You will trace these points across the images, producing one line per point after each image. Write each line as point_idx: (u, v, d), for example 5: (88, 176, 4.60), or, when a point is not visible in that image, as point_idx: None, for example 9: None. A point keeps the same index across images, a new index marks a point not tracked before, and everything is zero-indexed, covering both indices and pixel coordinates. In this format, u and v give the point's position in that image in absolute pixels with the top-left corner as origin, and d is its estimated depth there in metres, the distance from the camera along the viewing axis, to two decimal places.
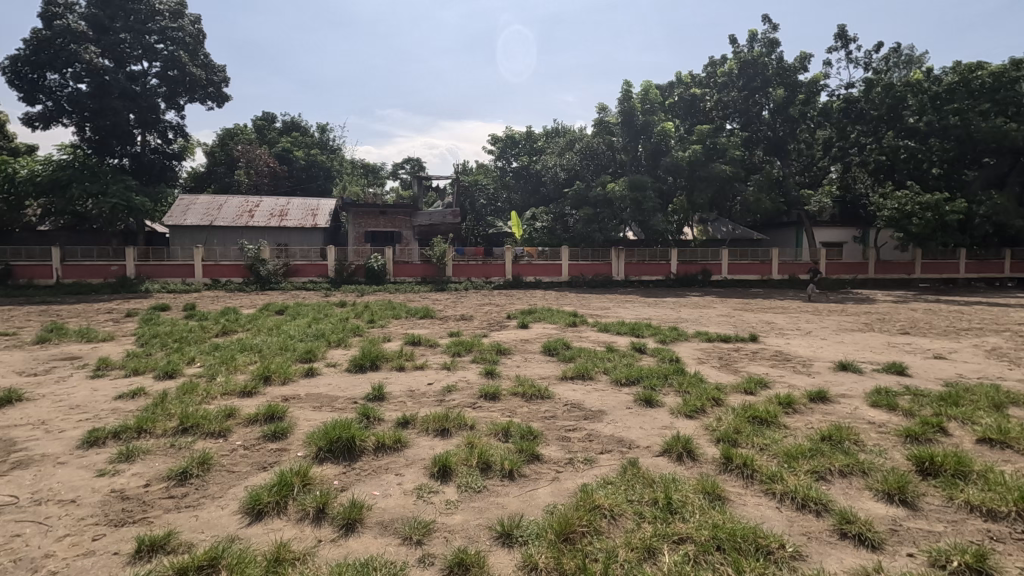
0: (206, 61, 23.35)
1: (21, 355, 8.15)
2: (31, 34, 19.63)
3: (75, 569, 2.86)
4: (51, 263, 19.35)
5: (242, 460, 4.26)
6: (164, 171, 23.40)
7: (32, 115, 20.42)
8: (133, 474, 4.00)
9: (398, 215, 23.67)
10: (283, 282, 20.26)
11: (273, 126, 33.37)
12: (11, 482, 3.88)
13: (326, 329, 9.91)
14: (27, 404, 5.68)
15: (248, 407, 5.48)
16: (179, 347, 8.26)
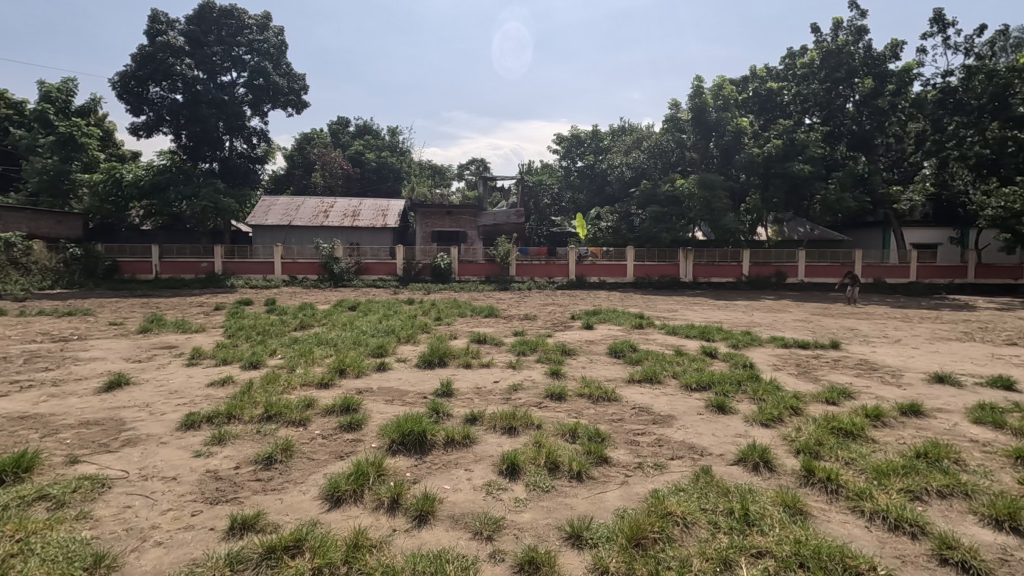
0: (288, 70, 24.73)
1: (127, 343, 8.97)
2: (136, 50, 21.51)
3: (178, 542, 3.10)
4: (150, 259, 21.14)
5: (321, 449, 4.48)
6: (248, 174, 25.05)
7: (137, 125, 22.37)
8: (224, 457, 4.30)
9: (464, 215, 24.06)
10: (355, 280, 21.24)
11: (347, 130, 34.76)
12: (122, 458, 4.27)
13: (396, 325, 10.25)
14: (133, 388, 6.24)
15: (326, 399, 5.76)
16: (262, 340, 8.79)
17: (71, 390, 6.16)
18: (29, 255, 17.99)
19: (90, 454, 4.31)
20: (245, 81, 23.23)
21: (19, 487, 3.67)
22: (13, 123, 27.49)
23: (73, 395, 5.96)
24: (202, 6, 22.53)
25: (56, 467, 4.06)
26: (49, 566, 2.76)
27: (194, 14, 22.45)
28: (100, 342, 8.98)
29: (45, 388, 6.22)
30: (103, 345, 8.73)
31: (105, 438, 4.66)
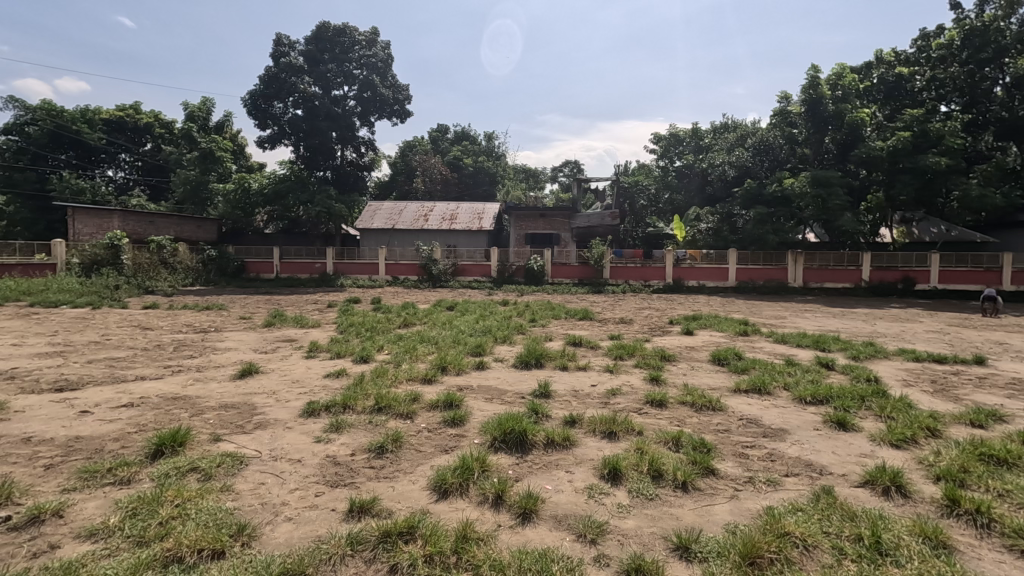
0: (393, 81, 26.12)
1: (255, 335, 9.96)
2: (264, 71, 23.77)
3: (305, 519, 3.39)
4: (272, 260, 23.30)
5: (427, 442, 4.69)
6: (357, 182, 26.71)
7: (263, 139, 24.69)
8: (342, 444, 4.63)
9: (558, 217, 24.11)
10: (451, 281, 21.99)
11: (446, 136, 36.10)
12: (255, 439, 4.73)
13: (492, 326, 10.48)
14: (262, 376, 6.91)
15: (430, 394, 6.02)
16: (371, 336, 9.38)
17: (212, 375, 6.94)
18: (175, 256, 20.36)
19: (229, 433, 4.82)
20: (355, 95, 24.90)
21: (175, 458, 4.19)
22: (166, 140, 31.48)
23: (214, 380, 6.71)
24: (319, 27, 24.44)
25: (203, 443, 4.59)
26: (203, 529, 3.13)
27: (312, 34, 24.39)
28: (234, 334, 10.03)
29: (192, 373, 7.06)
30: (235, 337, 9.74)
31: (241, 420, 5.20)
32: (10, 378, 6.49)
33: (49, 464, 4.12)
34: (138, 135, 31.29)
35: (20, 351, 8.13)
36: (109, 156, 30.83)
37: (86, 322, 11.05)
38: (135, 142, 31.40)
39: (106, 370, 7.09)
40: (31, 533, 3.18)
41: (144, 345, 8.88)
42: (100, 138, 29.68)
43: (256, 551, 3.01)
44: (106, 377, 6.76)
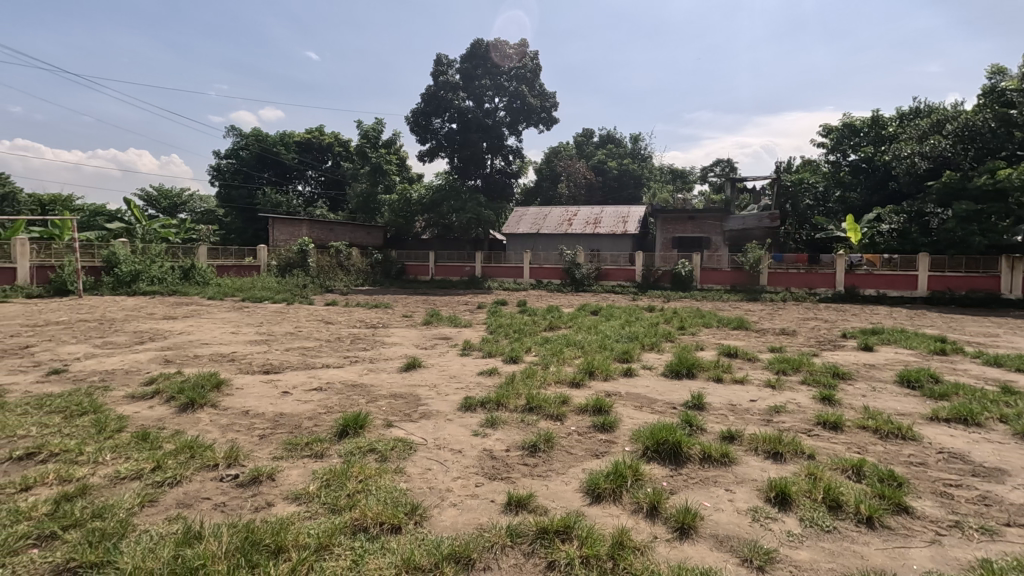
0: (541, 90, 26.81)
1: (416, 332, 10.88)
2: (425, 90, 25.89)
3: (468, 506, 3.62)
4: (428, 263, 25.27)
5: (578, 445, 4.74)
6: (505, 189, 27.87)
7: (423, 152, 26.88)
8: (497, 439, 4.87)
9: (708, 220, 22.83)
10: (594, 285, 21.94)
11: (591, 140, 36.13)
12: (421, 427, 5.18)
13: (639, 332, 10.24)
14: (423, 370, 7.53)
15: (578, 398, 6.07)
16: (519, 337, 9.73)
17: (383, 367, 7.73)
18: (349, 259, 22.89)
19: (399, 421, 5.34)
20: (505, 106, 26.06)
21: (357, 439, 4.75)
22: (343, 157, 35.76)
23: (384, 371, 7.47)
24: (474, 45, 25.99)
25: (379, 427, 5.14)
26: (382, 505, 3.50)
27: (467, 52, 26.02)
28: (398, 330, 11.07)
29: (366, 364, 7.94)
30: (400, 333, 10.75)
31: (408, 409, 5.71)
32: (233, 360, 7.89)
33: (262, 434, 4.92)
34: (321, 153, 35.94)
35: (237, 339, 9.83)
36: (299, 173, 35.81)
37: (283, 316, 12.99)
38: (320, 160, 36.10)
39: (300, 358, 8.26)
40: (253, 490, 3.82)
41: (327, 337, 10.19)
42: (293, 158, 34.64)
43: (427, 531, 3.28)
44: (300, 364, 7.90)
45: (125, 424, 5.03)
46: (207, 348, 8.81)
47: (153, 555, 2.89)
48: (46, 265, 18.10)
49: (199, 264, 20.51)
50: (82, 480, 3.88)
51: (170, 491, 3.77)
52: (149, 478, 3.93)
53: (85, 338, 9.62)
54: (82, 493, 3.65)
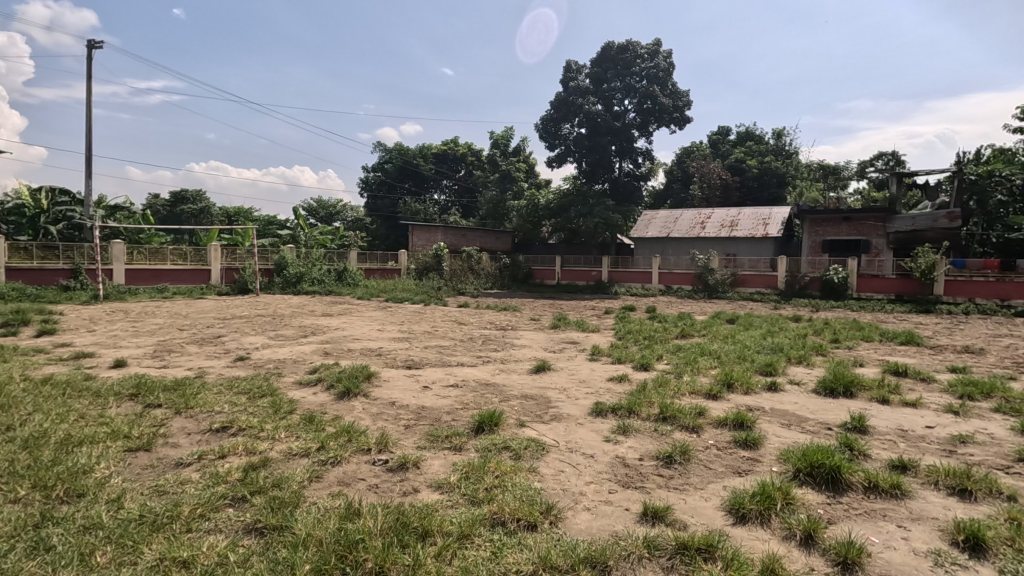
0: (674, 89, 25.89)
1: (543, 336, 11.04)
2: (555, 97, 26.22)
3: (602, 512, 3.59)
4: (554, 267, 25.72)
5: (717, 460, 4.47)
6: (633, 192, 27.29)
7: (551, 158, 27.23)
8: (629, 447, 4.78)
9: (868, 221, 20.36)
10: (730, 291, 20.63)
11: (727, 139, 33.91)
12: (552, 429, 5.24)
13: (783, 343, 9.41)
14: (553, 372, 7.62)
15: (717, 410, 5.73)
16: (649, 344, 9.45)
17: (513, 368, 7.96)
18: (479, 263, 23.88)
19: (531, 421, 5.45)
20: (636, 107, 25.53)
21: (492, 436, 4.93)
22: (475, 166, 37.36)
23: (516, 372, 7.70)
24: (604, 48, 25.81)
25: (511, 426, 5.30)
26: (518, 502, 3.59)
27: (598, 56, 25.92)
28: (527, 333, 11.32)
29: (497, 364, 8.23)
30: (529, 336, 10.99)
31: (539, 411, 5.81)
32: (380, 355, 8.64)
33: (408, 424, 5.31)
34: (455, 163, 37.98)
35: (383, 335, 10.74)
36: (435, 183, 38.17)
37: (422, 316, 13.93)
38: (454, 170, 38.17)
39: (438, 356, 8.80)
40: (401, 475, 4.14)
41: (461, 336, 10.74)
42: (431, 169, 37.09)
43: (562, 532, 3.31)
44: (437, 360, 8.42)
45: (295, 407, 5.72)
46: (359, 343, 9.75)
47: (322, 525, 3.25)
48: (233, 267, 21.26)
49: (350, 268, 22.75)
50: (264, 453, 4.49)
51: (332, 469, 4.23)
52: (315, 456, 4.44)
53: (262, 331, 11.13)
54: (264, 464, 4.22)
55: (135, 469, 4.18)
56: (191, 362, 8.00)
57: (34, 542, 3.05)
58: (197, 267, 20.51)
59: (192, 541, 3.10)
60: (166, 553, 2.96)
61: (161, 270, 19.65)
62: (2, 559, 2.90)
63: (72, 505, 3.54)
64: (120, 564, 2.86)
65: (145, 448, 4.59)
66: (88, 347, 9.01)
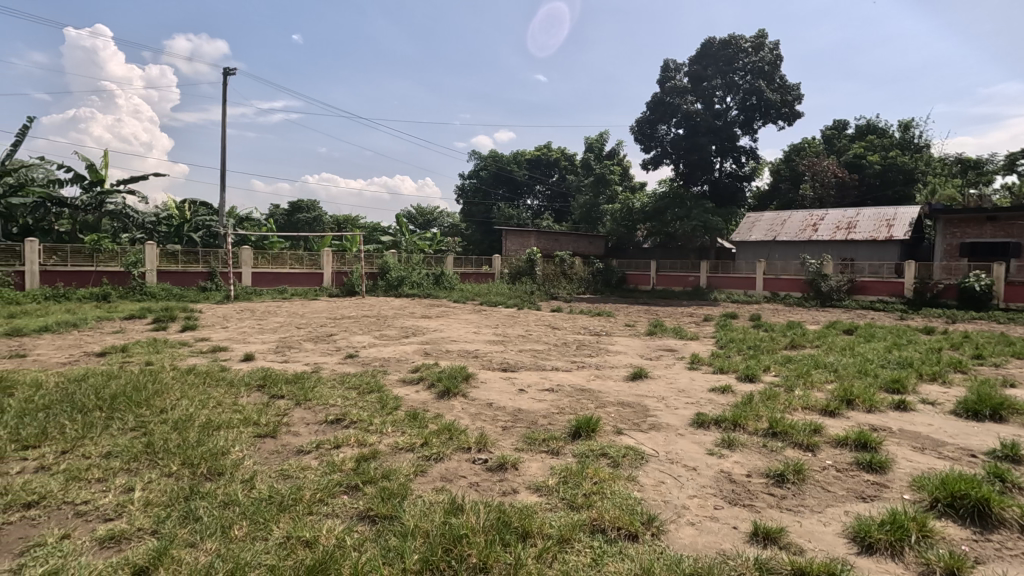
0: (782, 82, 24.35)
1: (639, 342, 10.79)
2: (651, 98, 25.59)
3: (707, 528, 3.43)
4: (649, 272, 25.34)
5: (836, 481, 4.12)
6: (736, 194, 25.96)
7: (647, 160, 26.58)
8: (735, 462, 4.53)
9: (1018, 221, 17.81)
10: (846, 299, 18.95)
11: (844, 133, 31.16)
12: (651, 438, 5.10)
13: (912, 358, 8.46)
14: (650, 380, 7.41)
15: (834, 428, 5.28)
16: (755, 354, 8.91)
17: (608, 374, 7.84)
18: (572, 267, 23.80)
19: (629, 429, 5.33)
20: (739, 104, 24.29)
21: (589, 442, 4.90)
22: (568, 171, 37.30)
23: (611, 378, 7.58)
24: (704, 44, 24.77)
25: (608, 433, 5.21)
26: (618, 510, 3.53)
27: (698, 53, 24.93)
28: (622, 339, 11.10)
29: (592, 370, 8.15)
30: (623, 342, 10.78)
31: (637, 419, 5.67)
32: (477, 357, 8.88)
33: (505, 425, 5.41)
34: (549, 169, 38.22)
35: (479, 338, 11.04)
36: (529, 188, 38.64)
37: (516, 320, 14.14)
38: (547, 175, 38.41)
39: (533, 359, 8.89)
40: (500, 475, 4.23)
41: (555, 341, 10.77)
42: (524, 174, 37.65)
43: (665, 546, 3.21)
44: (532, 364, 8.49)
45: (400, 403, 6.04)
46: (456, 345, 10.10)
47: (428, 518, 3.40)
48: (342, 270, 22.85)
49: (447, 272, 23.61)
50: (374, 445, 4.78)
51: (435, 465, 4.40)
52: (420, 451, 4.65)
53: (368, 331, 11.87)
54: (374, 456, 4.49)
55: (263, 453, 4.62)
56: (308, 358, 8.71)
57: (185, 512, 3.46)
58: (312, 271, 22.30)
59: (312, 523, 3.37)
60: (292, 532, 3.24)
61: (281, 274, 21.57)
62: (161, 525, 3.32)
63: (214, 481, 3.98)
64: (254, 538, 3.18)
65: (271, 435, 5.05)
66: (223, 341, 10.09)
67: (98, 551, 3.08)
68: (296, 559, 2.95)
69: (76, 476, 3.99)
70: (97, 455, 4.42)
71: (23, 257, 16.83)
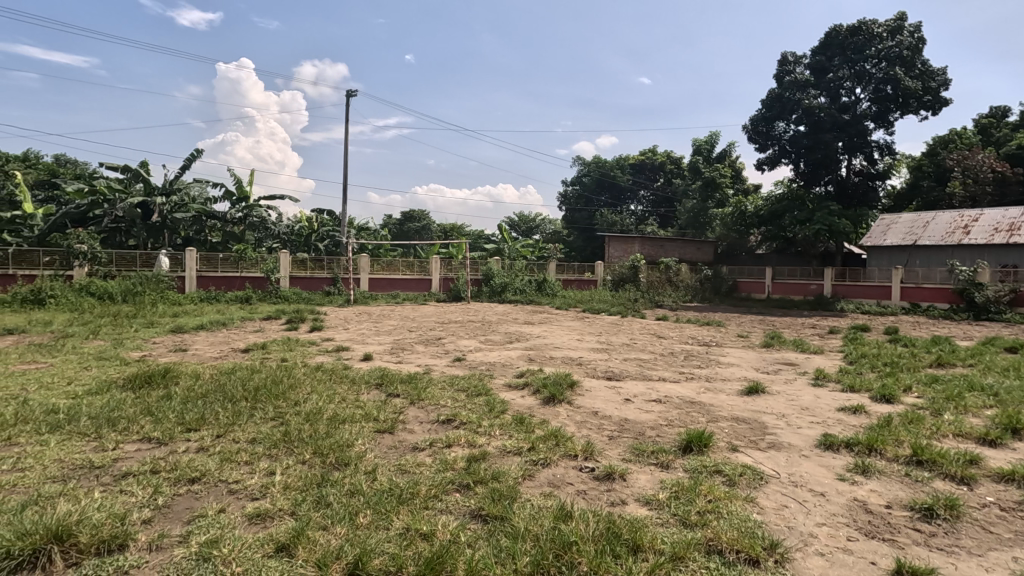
0: (924, 68, 21.77)
1: (754, 354, 10.13)
2: (767, 94, 23.97)
3: (841, 561, 3.14)
4: (765, 280, 23.91)
5: (1001, 523, 3.57)
6: (867, 194, 23.53)
7: (762, 161, 24.97)
8: (871, 490, 4.10)
9: None
10: (1007, 312, 16.42)
11: (1004, 121, 27.09)
12: (771, 458, 4.76)
13: None
14: (768, 396, 6.92)
15: (996, 461, 4.59)
16: (892, 372, 7.99)
17: (721, 387, 7.43)
18: (678, 274, 22.96)
19: (745, 447, 5.01)
20: (870, 95, 22.07)
21: (702, 458, 4.67)
22: (674, 174, 35.98)
23: (723, 392, 7.18)
24: (830, 33, 22.86)
25: (722, 449, 4.95)
26: (736, 531, 3.34)
27: (821, 43, 23.07)
28: (735, 351, 10.49)
29: (703, 382, 7.78)
30: (736, 353, 10.18)
31: (755, 436, 5.32)
32: (581, 364, 8.85)
33: (611, 435, 5.34)
34: (653, 173, 37.20)
35: (582, 345, 10.99)
36: (632, 194, 37.88)
37: (620, 328, 13.90)
38: (651, 180, 37.38)
39: (639, 369, 8.67)
40: (608, 485, 4.17)
41: (661, 350, 10.43)
42: (628, 179, 37.03)
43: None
44: (638, 374, 8.28)
45: (506, 407, 6.17)
46: (560, 352, 10.13)
47: (538, 522, 3.44)
48: (449, 276, 23.85)
49: (549, 278, 23.82)
50: (483, 447, 4.93)
51: (542, 470, 4.45)
52: (527, 455, 4.72)
53: (474, 336, 12.29)
54: (483, 457, 4.63)
55: (383, 448, 4.94)
56: (419, 360, 9.18)
57: (318, 497, 3.80)
58: (421, 277, 23.54)
59: (428, 518, 3.54)
60: (410, 524, 3.43)
61: (394, 279, 23.00)
62: (297, 507, 3.67)
63: (341, 471, 4.33)
64: (378, 527, 3.41)
65: (389, 431, 5.40)
66: (344, 342, 10.95)
67: (248, 525, 3.47)
68: (415, 550, 3.12)
69: (229, 458, 4.53)
70: (245, 440, 4.99)
71: (184, 264, 19.45)
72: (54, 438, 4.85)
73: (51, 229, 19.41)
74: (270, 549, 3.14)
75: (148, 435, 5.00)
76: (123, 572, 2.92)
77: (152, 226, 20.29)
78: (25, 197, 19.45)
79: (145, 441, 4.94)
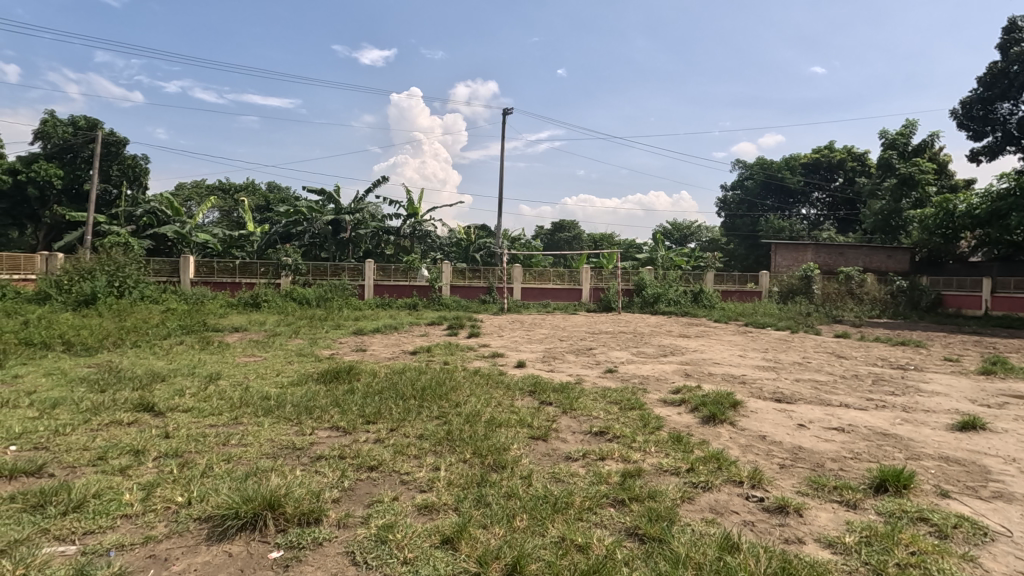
0: None
1: (968, 382, 8.43)
2: (986, 70, 20.12)
3: None
4: (981, 294, 20.03)
5: None
6: None
7: (978, 150, 21.04)
8: None
9: None
10: None
11: None
12: (998, 511, 3.89)
13: None
14: (990, 434, 5.71)
15: None
16: None
17: (924, 419, 6.30)
18: (862, 286, 20.25)
19: (960, 494, 4.17)
20: None
21: (901, 501, 4.00)
22: (857, 173, 31.62)
23: (926, 425, 6.07)
24: None
25: (927, 493, 4.18)
26: None
27: None
28: (940, 377, 8.84)
29: (898, 412, 6.66)
30: (942, 380, 8.57)
31: (972, 482, 4.41)
32: (744, 383, 8.13)
33: (783, 464, 4.82)
34: (831, 172, 33.16)
35: (746, 362, 10.14)
36: (804, 197, 34.30)
37: (790, 345, 12.56)
38: (828, 180, 33.35)
39: (815, 391, 7.71)
40: (780, 519, 3.76)
41: (842, 372, 9.18)
42: (799, 180, 33.53)
43: None
44: (813, 397, 7.38)
45: (662, 424, 5.91)
46: (720, 368, 9.45)
47: (700, 549, 3.23)
48: (599, 285, 23.73)
49: (706, 289, 22.50)
50: (638, 463, 4.78)
51: (703, 493, 4.18)
52: (686, 476, 4.47)
53: (627, 347, 12.00)
54: (639, 473, 4.49)
55: (537, 454, 5.05)
56: (571, 369, 9.25)
57: (478, 496, 4.00)
58: (572, 286, 23.81)
59: (583, 529, 3.53)
60: (566, 534, 3.44)
61: (546, 288, 23.60)
62: (461, 503, 3.91)
63: (499, 473, 4.50)
64: (534, 532, 3.47)
65: (542, 438, 5.49)
66: (499, 348, 11.44)
67: (417, 515, 3.77)
68: (572, 560, 3.12)
69: (400, 451, 4.97)
70: (414, 435, 5.45)
71: (364, 274, 22.03)
72: (267, 420, 5.78)
73: (266, 245, 23.23)
74: (437, 539, 3.37)
75: (337, 424, 5.70)
76: (318, 543, 3.35)
77: (341, 241, 23.33)
78: (249, 218, 23.53)
79: (334, 429, 5.64)
